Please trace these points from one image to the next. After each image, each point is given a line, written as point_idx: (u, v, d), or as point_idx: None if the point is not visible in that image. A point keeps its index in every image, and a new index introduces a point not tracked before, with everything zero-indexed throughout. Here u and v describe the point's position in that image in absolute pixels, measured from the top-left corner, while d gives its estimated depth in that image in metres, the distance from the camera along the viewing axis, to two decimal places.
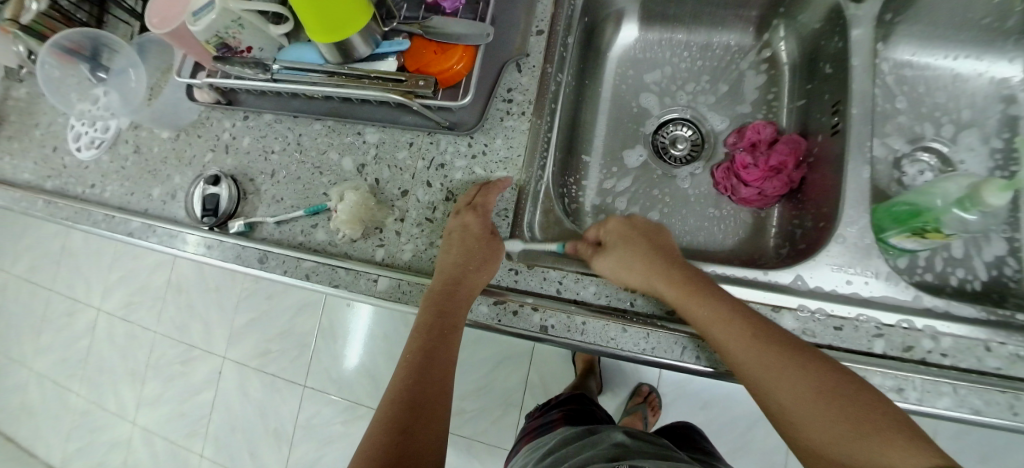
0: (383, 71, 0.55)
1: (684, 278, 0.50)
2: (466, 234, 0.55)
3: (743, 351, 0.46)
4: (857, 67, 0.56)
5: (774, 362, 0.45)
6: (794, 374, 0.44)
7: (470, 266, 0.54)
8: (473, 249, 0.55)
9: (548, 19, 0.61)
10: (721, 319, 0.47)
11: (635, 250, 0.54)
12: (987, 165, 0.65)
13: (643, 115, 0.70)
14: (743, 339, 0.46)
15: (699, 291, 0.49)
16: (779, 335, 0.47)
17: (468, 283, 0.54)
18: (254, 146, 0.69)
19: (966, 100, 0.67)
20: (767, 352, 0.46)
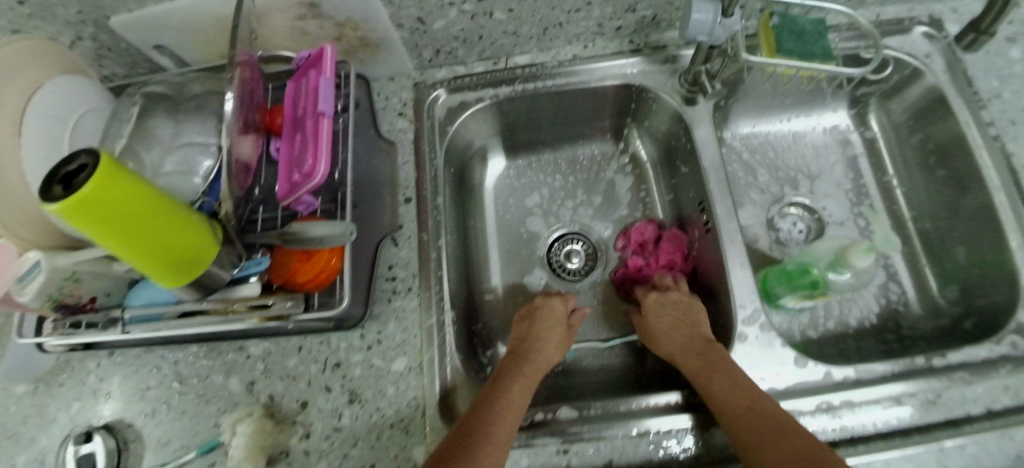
0: (249, 298, 0.50)
1: (704, 350, 0.52)
2: (551, 314, 0.60)
3: (744, 432, 0.44)
4: (709, 165, 0.60)
5: (783, 452, 0.42)
6: (799, 456, 0.41)
7: (535, 342, 0.57)
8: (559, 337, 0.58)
9: (412, 185, 0.61)
10: (729, 387, 0.47)
11: (667, 337, 0.56)
12: (844, 207, 0.72)
13: (533, 238, 0.70)
14: (746, 411, 0.45)
15: (705, 375, 0.50)
16: (776, 412, 0.45)
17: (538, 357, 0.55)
18: (124, 387, 0.61)
19: (811, 152, 0.74)
20: (778, 433, 0.43)
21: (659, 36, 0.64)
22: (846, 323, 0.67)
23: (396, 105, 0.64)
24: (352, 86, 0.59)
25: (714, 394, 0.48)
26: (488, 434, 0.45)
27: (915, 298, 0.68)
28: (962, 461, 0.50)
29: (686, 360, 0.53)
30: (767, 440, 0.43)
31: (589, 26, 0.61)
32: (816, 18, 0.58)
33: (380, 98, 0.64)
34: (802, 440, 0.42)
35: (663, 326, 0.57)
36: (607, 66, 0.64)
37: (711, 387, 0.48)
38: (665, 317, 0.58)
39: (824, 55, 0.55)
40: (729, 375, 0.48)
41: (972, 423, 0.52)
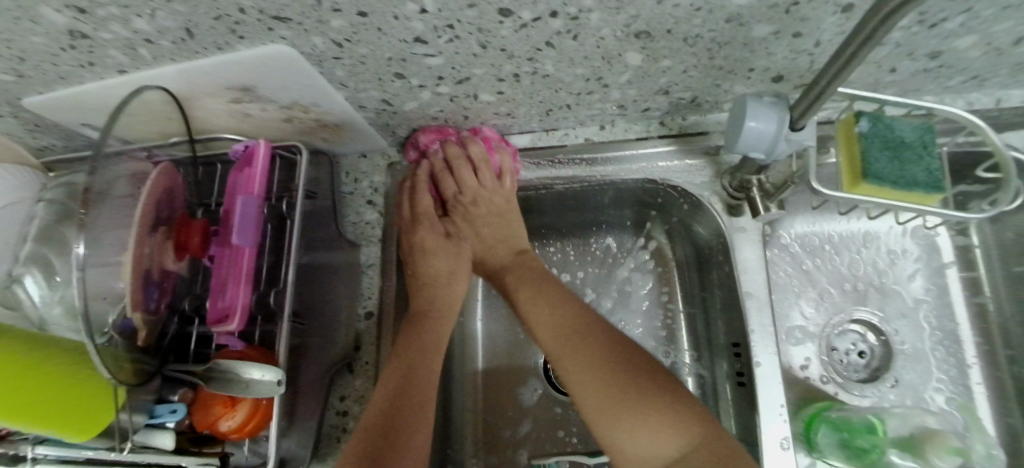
0: (157, 458, 0.42)
1: (519, 265, 0.53)
2: (434, 245, 0.53)
3: (559, 346, 0.46)
4: (749, 298, 0.46)
5: (597, 369, 0.43)
6: (626, 363, 0.43)
7: (417, 253, 0.52)
8: (439, 244, 0.53)
9: (375, 295, 0.51)
10: (552, 314, 0.48)
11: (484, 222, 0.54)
12: (921, 333, 0.57)
13: (530, 340, 0.60)
14: (564, 347, 0.46)
15: (518, 289, 0.51)
16: (613, 330, 0.46)
17: (435, 312, 0.50)
18: None
19: (883, 260, 0.59)
20: (607, 352, 0.44)
21: (698, 119, 0.50)
22: None
23: (366, 191, 0.54)
24: (302, 172, 0.48)
25: (535, 323, 0.48)
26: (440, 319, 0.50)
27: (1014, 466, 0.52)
28: None
29: (500, 259, 0.54)
30: (594, 359, 0.44)
31: (606, 108, 0.48)
32: (920, 121, 0.43)
33: (348, 179, 0.54)
34: (632, 356, 0.44)
35: (499, 235, 0.54)
36: (612, 156, 0.51)
37: (530, 307, 0.49)
38: (489, 216, 0.54)
39: (931, 183, 0.41)
40: (549, 299, 0.49)
41: None
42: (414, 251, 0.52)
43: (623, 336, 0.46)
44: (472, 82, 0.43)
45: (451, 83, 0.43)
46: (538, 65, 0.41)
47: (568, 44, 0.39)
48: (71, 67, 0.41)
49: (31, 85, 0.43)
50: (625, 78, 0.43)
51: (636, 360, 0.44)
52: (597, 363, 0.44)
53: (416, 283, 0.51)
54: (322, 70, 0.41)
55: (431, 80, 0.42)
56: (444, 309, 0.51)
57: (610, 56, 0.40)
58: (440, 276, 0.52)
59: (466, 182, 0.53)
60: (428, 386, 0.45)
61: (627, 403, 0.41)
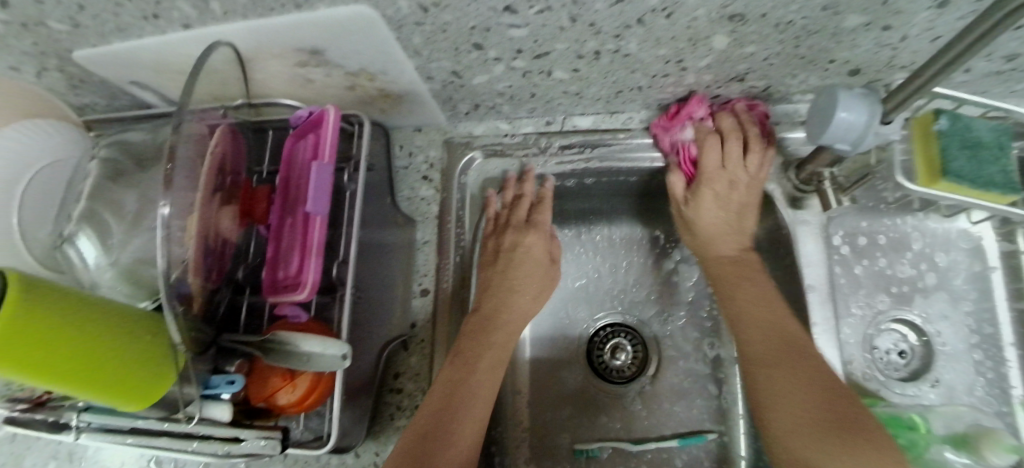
0: (213, 430, 0.41)
1: (746, 261, 0.45)
2: (527, 257, 0.48)
3: (763, 356, 0.41)
4: (811, 293, 0.46)
5: (797, 384, 0.38)
6: (809, 392, 0.37)
7: (508, 254, 0.48)
8: (527, 254, 0.48)
9: (431, 273, 0.50)
10: (762, 325, 0.42)
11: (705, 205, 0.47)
12: (963, 335, 0.57)
13: (575, 325, 0.60)
14: (780, 341, 0.40)
15: (736, 285, 0.45)
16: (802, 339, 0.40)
17: (504, 327, 0.45)
18: (99, 455, 0.55)
19: (928, 262, 0.59)
20: (796, 367, 0.39)
21: (765, 109, 0.49)
22: None
23: (422, 166, 0.52)
24: (365, 145, 0.46)
25: (741, 313, 0.44)
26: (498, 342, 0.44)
27: None
28: None
29: (716, 266, 0.47)
30: (784, 380, 0.38)
31: (677, 92, 0.47)
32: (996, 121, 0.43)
33: (402, 153, 0.53)
34: (790, 378, 0.38)
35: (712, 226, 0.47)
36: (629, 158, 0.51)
37: (730, 295, 0.45)
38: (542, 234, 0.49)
39: (1007, 184, 0.41)
40: (761, 289, 0.44)
41: None
42: (513, 260, 0.48)
43: (833, 371, 0.38)
44: (550, 57, 0.42)
45: (529, 57, 0.42)
46: (622, 43, 0.39)
47: (659, 22, 0.37)
48: (134, 19, 0.39)
49: (88, 39, 0.42)
50: (705, 61, 0.42)
51: (772, 375, 0.39)
52: (800, 378, 0.38)
53: (499, 290, 0.47)
54: (398, 36, 0.39)
55: (509, 52, 0.41)
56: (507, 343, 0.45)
57: (696, 37, 0.39)
58: (530, 293, 0.48)
59: (731, 156, 0.46)
60: (472, 415, 0.41)
61: (839, 431, 0.34)
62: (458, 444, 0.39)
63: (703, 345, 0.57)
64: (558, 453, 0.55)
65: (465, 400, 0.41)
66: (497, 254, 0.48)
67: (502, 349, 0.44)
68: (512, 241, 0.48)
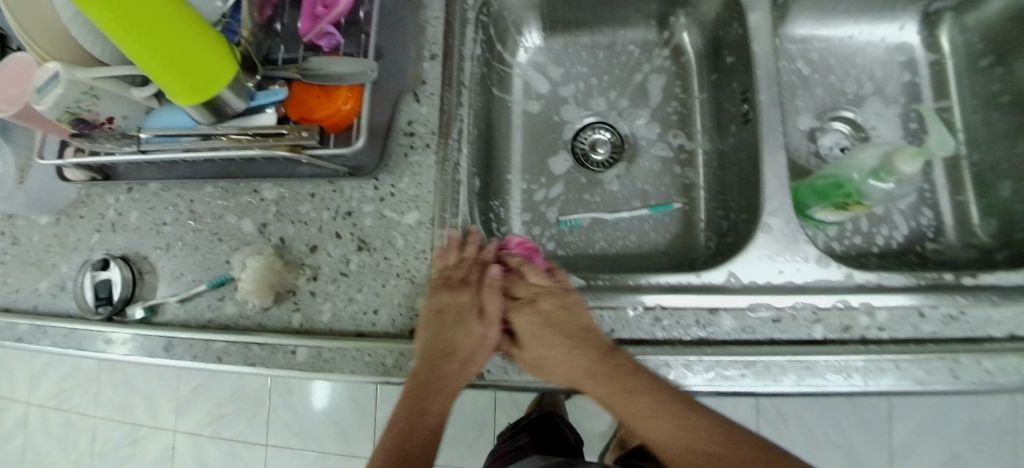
0: (263, 126, 0.50)
1: (614, 369, 0.48)
2: (455, 310, 0.52)
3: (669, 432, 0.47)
4: (759, 50, 0.55)
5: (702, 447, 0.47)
6: (711, 438, 0.47)
7: (445, 313, 0.51)
8: (459, 316, 0.52)
9: (439, 41, 0.58)
10: (678, 421, 0.47)
11: (551, 343, 0.51)
12: (896, 128, 0.68)
13: (563, 124, 0.68)
14: (675, 424, 0.47)
15: (629, 401, 0.47)
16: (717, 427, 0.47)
17: (448, 390, 0.50)
18: (143, 220, 0.62)
19: (865, 72, 0.69)
20: (654, 420, 0.47)
21: None
22: (873, 242, 0.64)
23: None
24: None
25: (623, 408, 0.48)
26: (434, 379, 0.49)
27: (954, 228, 0.65)
28: (977, 378, 0.49)
29: (597, 385, 0.49)
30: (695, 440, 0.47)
31: None
32: None
33: None
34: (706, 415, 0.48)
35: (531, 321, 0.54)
36: None
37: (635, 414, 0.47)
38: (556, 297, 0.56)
39: None
40: (649, 391, 0.47)
41: (993, 343, 0.50)
42: (444, 316, 0.51)
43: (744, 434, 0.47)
44: None
45: None
46: None
47: None
48: None
49: None
50: None
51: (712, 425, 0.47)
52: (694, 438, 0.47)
53: (434, 343, 0.50)
54: None
55: None
56: (460, 369, 0.51)
57: None
58: (458, 356, 0.50)
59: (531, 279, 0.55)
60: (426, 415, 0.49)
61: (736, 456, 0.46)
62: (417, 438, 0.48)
63: (671, 134, 0.66)
64: (548, 223, 0.64)
65: (442, 384, 0.50)
66: (437, 312, 0.51)
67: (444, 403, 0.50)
68: (438, 302, 0.52)
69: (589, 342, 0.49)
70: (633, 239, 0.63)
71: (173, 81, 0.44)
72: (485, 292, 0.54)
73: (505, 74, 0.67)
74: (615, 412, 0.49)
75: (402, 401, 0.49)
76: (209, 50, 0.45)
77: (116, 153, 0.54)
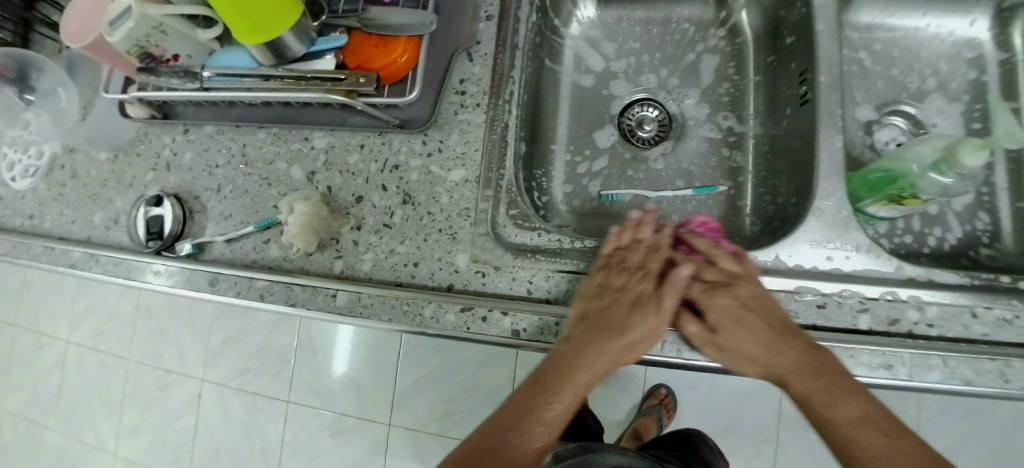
0: (320, 71, 0.52)
1: (784, 333, 0.47)
2: (631, 298, 0.52)
3: (818, 407, 0.44)
4: (824, 30, 0.54)
5: (870, 434, 0.42)
6: (863, 418, 0.43)
7: (603, 295, 0.51)
8: (641, 301, 0.51)
9: (497, 2, 0.58)
10: (836, 398, 0.43)
11: (749, 328, 0.48)
12: (958, 127, 0.65)
13: (611, 98, 0.67)
14: (830, 402, 0.44)
15: (805, 383, 0.45)
16: (872, 412, 0.43)
17: (563, 394, 0.46)
18: (197, 161, 0.64)
19: (930, 67, 0.67)
20: (851, 423, 0.43)
21: None
22: (923, 241, 0.62)
23: None
24: None
25: (824, 414, 0.44)
26: (557, 361, 0.48)
27: (1014, 234, 0.62)
28: None
29: (798, 381, 0.46)
30: (851, 421, 0.43)
31: None
32: None
33: None
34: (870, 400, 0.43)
35: (722, 313, 0.50)
36: None
37: (820, 401, 0.44)
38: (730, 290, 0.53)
39: None
40: (856, 399, 0.43)
41: None
42: (617, 298, 0.51)
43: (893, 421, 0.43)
44: None
45: None
46: None
47: None
48: None
49: None
50: None
51: (855, 405, 0.43)
52: (859, 422, 0.43)
53: (599, 326, 0.49)
54: None
55: None
56: (574, 366, 0.47)
57: None
58: (614, 333, 0.49)
59: (707, 268, 0.53)
60: (516, 412, 0.46)
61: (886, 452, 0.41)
62: (523, 444, 0.45)
63: (721, 116, 0.65)
64: (589, 196, 0.64)
65: (550, 375, 0.47)
66: (602, 289, 0.51)
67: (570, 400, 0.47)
68: (603, 281, 0.51)
69: (793, 338, 0.46)
70: (675, 218, 0.62)
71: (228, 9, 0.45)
72: (669, 283, 0.51)
73: (556, 43, 0.67)
74: (818, 416, 0.44)
75: (547, 389, 0.47)
76: None
77: (180, 91, 0.56)
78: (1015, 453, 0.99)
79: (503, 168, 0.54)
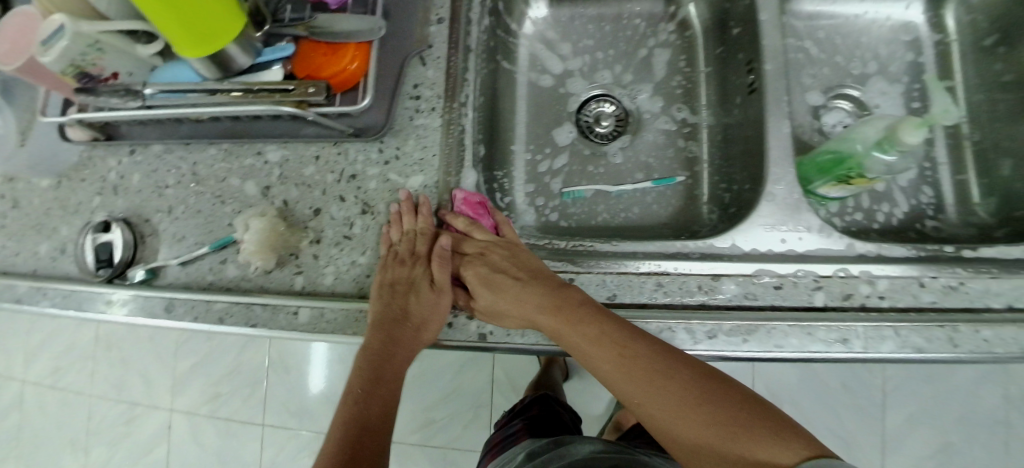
0: (268, 83, 0.50)
1: (632, 338, 0.45)
2: (418, 293, 0.51)
3: (643, 397, 0.45)
4: (766, 20, 0.55)
5: (676, 407, 0.44)
6: (678, 406, 0.44)
7: (400, 294, 0.50)
8: (412, 287, 0.51)
9: (446, 6, 0.57)
10: (659, 387, 0.44)
11: (529, 296, 0.49)
12: (899, 106, 0.68)
13: (568, 95, 0.68)
14: (636, 377, 0.45)
15: (607, 364, 0.46)
16: (713, 394, 0.44)
17: (386, 383, 0.50)
18: (145, 182, 0.62)
19: (870, 51, 0.70)
20: (673, 406, 0.44)
21: None
22: (873, 218, 0.65)
23: None
24: None
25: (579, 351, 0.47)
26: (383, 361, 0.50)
27: (955, 205, 0.65)
28: (974, 344, 0.48)
29: (639, 375, 0.45)
30: (673, 401, 0.44)
31: None
32: None
33: None
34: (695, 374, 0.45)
35: (514, 295, 0.49)
36: None
37: (613, 374, 0.46)
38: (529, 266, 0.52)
39: None
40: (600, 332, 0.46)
41: (991, 313, 0.50)
42: (410, 296, 0.50)
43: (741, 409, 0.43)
44: None
45: None
46: None
47: None
48: None
49: None
50: None
51: (722, 397, 0.44)
52: (677, 399, 0.44)
53: (385, 318, 0.49)
54: None
55: None
56: (409, 347, 0.50)
57: None
58: (412, 323, 0.50)
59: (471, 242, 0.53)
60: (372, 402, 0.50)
61: (739, 435, 0.42)
62: (371, 440, 0.48)
63: (675, 108, 0.66)
64: (551, 193, 0.64)
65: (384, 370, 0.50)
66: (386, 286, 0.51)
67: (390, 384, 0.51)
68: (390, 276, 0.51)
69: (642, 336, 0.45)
70: (636, 211, 0.63)
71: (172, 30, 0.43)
72: (467, 265, 0.53)
73: (511, 44, 0.67)
74: (636, 400, 0.46)
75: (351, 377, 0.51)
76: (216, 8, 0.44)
77: (120, 110, 0.54)
78: (975, 413, 1.04)
79: (462, 173, 0.54)
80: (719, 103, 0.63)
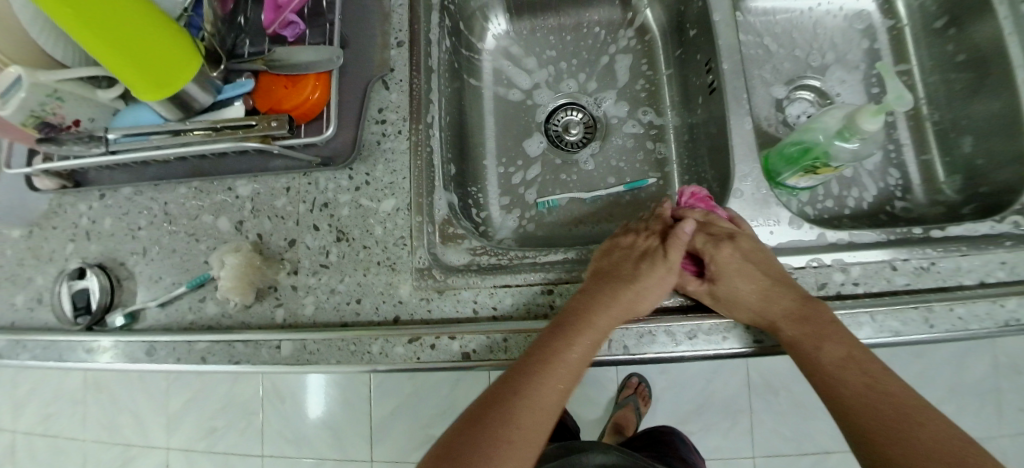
0: (231, 120, 0.50)
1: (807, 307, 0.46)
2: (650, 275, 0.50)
3: (857, 392, 0.43)
4: (720, 20, 0.56)
5: (890, 412, 0.42)
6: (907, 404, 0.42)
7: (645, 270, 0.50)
8: (625, 274, 0.50)
9: (405, 28, 0.58)
10: (871, 384, 0.43)
11: (745, 278, 0.48)
12: (859, 93, 0.69)
13: (535, 106, 0.68)
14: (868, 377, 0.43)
15: (840, 352, 0.45)
16: (901, 401, 0.42)
17: (532, 390, 0.44)
18: (118, 226, 0.62)
19: (826, 40, 0.71)
20: (915, 417, 0.41)
21: None
22: (844, 204, 0.66)
23: None
24: None
25: (825, 364, 0.45)
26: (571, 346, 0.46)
27: (922, 185, 0.66)
28: (948, 323, 0.49)
29: (846, 373, 0.44)
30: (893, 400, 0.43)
31: None
32: None
33: None
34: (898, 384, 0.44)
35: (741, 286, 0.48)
36: None
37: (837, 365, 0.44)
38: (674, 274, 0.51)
39: None
40: (843, 339, 0.45)
41: (963, 290, 0.51)
42: (617, 279, 0.49)
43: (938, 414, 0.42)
44: None
45: None
46: None
47: None
48: None
49: None
50: None
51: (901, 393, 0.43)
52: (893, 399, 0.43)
53: (585, 310, 0.47)
54: None
55: None
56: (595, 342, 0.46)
57: None
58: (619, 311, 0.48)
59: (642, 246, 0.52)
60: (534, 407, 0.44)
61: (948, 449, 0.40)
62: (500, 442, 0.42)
63: (641, 111, 0.67)
64: (526, 204, 0.65)
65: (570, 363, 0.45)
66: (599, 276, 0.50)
67: (548, 398, 0.45)
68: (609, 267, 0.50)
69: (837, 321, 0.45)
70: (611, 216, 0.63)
71: (131, 72, 0.43)
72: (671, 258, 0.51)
73: (474, 60, 0.67)
74: (842, 400, 0.44)
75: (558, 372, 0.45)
76: (170, 43, 0.45)
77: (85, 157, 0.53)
78: (964, 382, 1.05)
79: (434, 193, 0.54)
80: (683, 104, 0.64)
